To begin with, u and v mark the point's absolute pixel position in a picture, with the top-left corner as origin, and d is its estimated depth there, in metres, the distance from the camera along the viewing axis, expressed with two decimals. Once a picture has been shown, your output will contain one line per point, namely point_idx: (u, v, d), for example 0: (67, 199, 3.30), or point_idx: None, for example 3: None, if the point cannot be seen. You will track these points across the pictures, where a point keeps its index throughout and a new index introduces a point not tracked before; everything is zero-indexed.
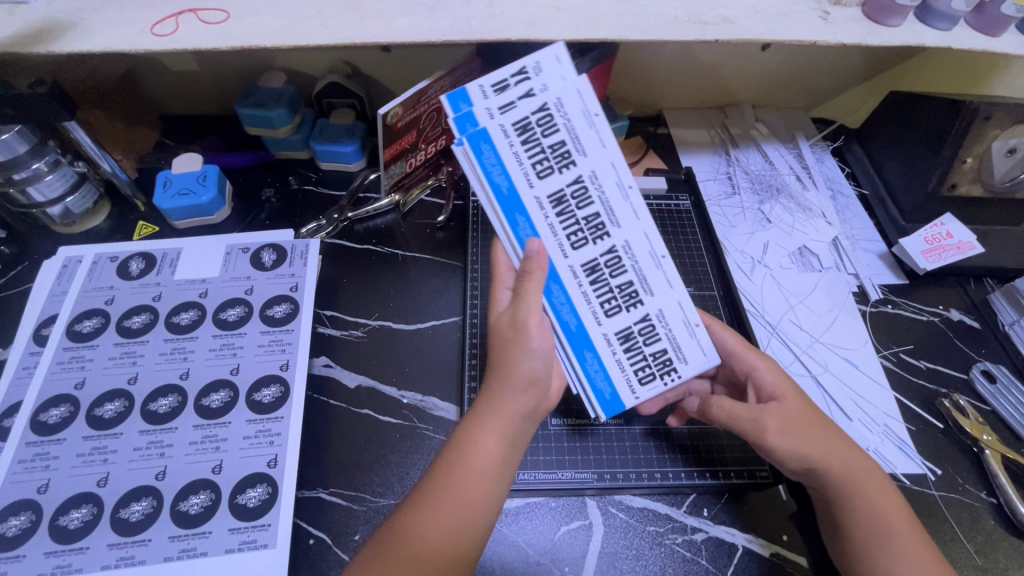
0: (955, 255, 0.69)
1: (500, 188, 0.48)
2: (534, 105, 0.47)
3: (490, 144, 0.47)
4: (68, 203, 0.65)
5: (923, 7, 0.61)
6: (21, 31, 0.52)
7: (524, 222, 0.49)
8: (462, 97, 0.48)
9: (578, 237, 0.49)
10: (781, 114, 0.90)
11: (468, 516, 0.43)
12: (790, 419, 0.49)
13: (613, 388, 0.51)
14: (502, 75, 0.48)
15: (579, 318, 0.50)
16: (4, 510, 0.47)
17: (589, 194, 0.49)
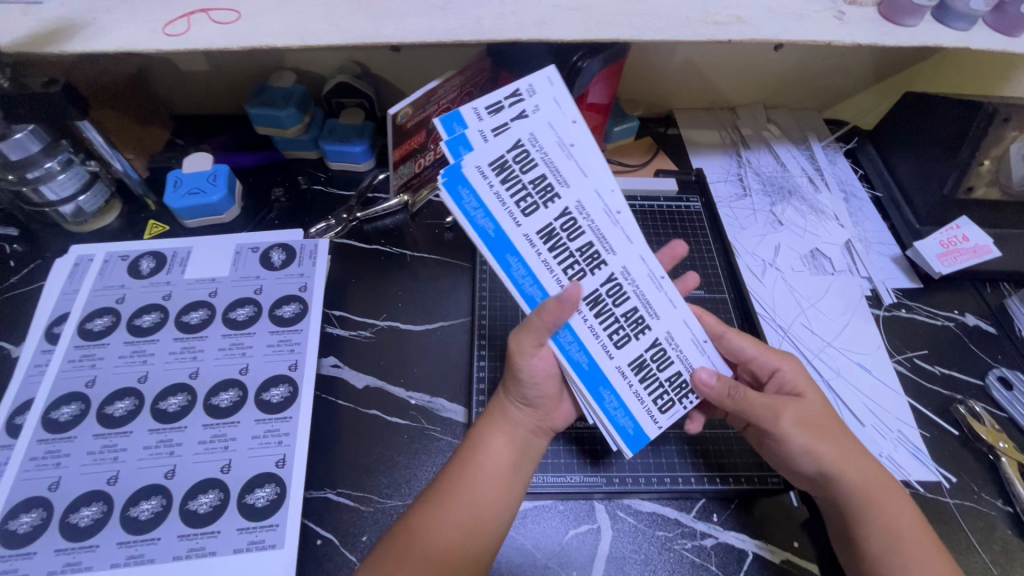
0: (971, 259, 0.67)
1: (487, 232, 0.44)
2: (508, 142, 0.44)
3: (471, 186, 0.44)
4: (80, 202, 0.65)
5: (941, 6, 0.60)
6: (35, 31, 0.52)
7: (518, 263, 0.45)
8: (454, 120, 0.45)
9: (576, 271, 0.46)
10: (793, 115, 0.89)
11: (480, 513, 0.43)
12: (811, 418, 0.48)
13: (633, 422, 0.49)
14: (495, 97, 0.45)
15: (589, 354, 0.47)
16: (16, 507, 0.47)
17: (579, 225, 0.46)
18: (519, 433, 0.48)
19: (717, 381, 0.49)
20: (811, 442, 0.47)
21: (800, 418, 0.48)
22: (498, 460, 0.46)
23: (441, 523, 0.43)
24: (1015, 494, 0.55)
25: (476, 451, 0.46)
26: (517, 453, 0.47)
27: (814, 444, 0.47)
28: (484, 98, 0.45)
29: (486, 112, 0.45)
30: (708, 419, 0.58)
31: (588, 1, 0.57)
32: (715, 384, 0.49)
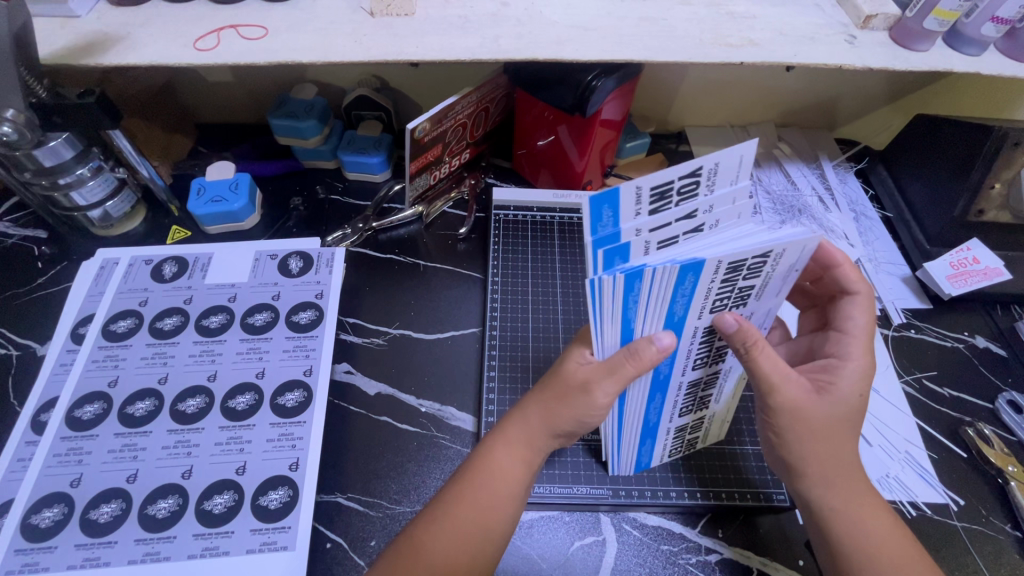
0: (982, 281, 0.68)
1: (673, 315, 0.41)
2: (686, 169, 0.36)
3: (699, 277, 0.37)
4: (108, 207, 0.67)
5: (951, 32, 0.61)
6: (72, 44, 0.55)
7: (683, 308, 0.40)
8: (610, 201, 0.36)
9: (721, 302, 0.41)
10: (804, 134, 0.90)
11: (488, 534, 0.44)
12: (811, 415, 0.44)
13: (658, 419, 0.50)
14: (668, 177, 0.36)
15: (672, 368, 0.45)
16: (39, 502, 0.48)
17: (763, 268, 0.39)
18: (537, 454, 0.47)
19: (736, 332, 0.41)
20: (797, 435, 0.44)
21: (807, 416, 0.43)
22: (509, 481, 0.45)
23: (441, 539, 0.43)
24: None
25: (482, 470, 0.46)
26: (529, 470, 0.46)
27: (800, 436, 0.44)
28: (655, 177, 0.36)
29: (651, 196, 0.37)
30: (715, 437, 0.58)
31: (603, 22, 0.59)
32: (733, 332, 0.41)
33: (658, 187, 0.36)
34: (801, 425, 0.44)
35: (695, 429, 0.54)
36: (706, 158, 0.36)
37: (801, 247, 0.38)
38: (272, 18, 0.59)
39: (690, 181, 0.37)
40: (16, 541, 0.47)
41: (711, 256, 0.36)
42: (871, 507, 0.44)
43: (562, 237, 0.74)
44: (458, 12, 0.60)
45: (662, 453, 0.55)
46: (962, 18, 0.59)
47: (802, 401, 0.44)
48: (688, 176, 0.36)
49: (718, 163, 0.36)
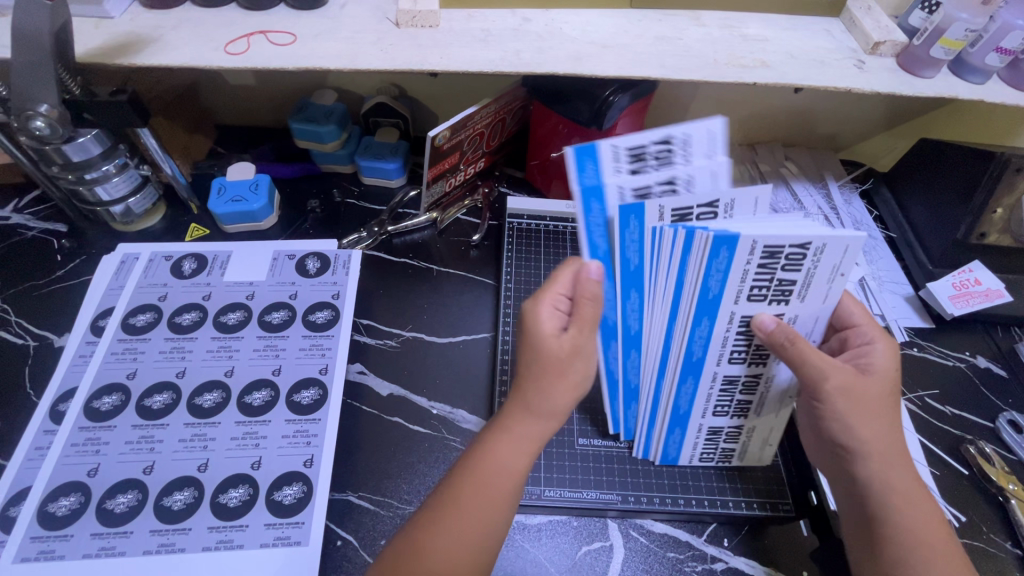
0: (983, 302, 0.70)
1: (709, 292, 0.45)
2: (658, 134, 0.42)
3: (733, 253, 0.42)
4: (130, 204, 0.68)
5: (957, 61, 0.63)
6: (106, 43, 0.56)
7: (717, 284, 0.45)
8: (590, 154, 0.42)
9: (760, 292, 0.46)
10: (811, 154, 0.92)
11: (485, 525, 0.43)
12: (858, 391, 0.46)
13: (689, 409, 0.53)
14: (643, 139, 0.42)
15: (705, 352, 0.49)
16: (56, 491, 0.49)
17: (801, 262, 0.44)
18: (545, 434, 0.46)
19: (774, 330, 0.46)
20: (850, 414, 0.46)
21: (847, 390, 0.46)
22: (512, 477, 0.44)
23: (438, 531, 0.43)
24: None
25: (491, 467, 0.44)
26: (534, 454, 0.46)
27: (851, 414, 0.46)
28: (629, 138, 0.42)
29: (626, 155, 0.43)
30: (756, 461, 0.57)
31: (621, 40, 0.61)
32: (771, 330, 0.47)
33: (631, 146, 0.42)
34: (851, 401, 0.46)
35: (729, 439, 0.55)
36: (673, 127, 0.42)
37: (845, 244, 0.43)
38: (301, 26, 0.61)
39: (662, 146, 0.43)
40: (32, 528, 0.47)
41: (748, 234, 0.41)
42: (917, 496, 0.45)
43: (574, 247, 0.75)
44: (481, 26, 0.62)
45: (691, 453, 0.56)
46: (967, 48, 0.61)
47: (849, 378, 0.46)
48: (658, 139, 0.42)
49: (685, 131, 0.42)
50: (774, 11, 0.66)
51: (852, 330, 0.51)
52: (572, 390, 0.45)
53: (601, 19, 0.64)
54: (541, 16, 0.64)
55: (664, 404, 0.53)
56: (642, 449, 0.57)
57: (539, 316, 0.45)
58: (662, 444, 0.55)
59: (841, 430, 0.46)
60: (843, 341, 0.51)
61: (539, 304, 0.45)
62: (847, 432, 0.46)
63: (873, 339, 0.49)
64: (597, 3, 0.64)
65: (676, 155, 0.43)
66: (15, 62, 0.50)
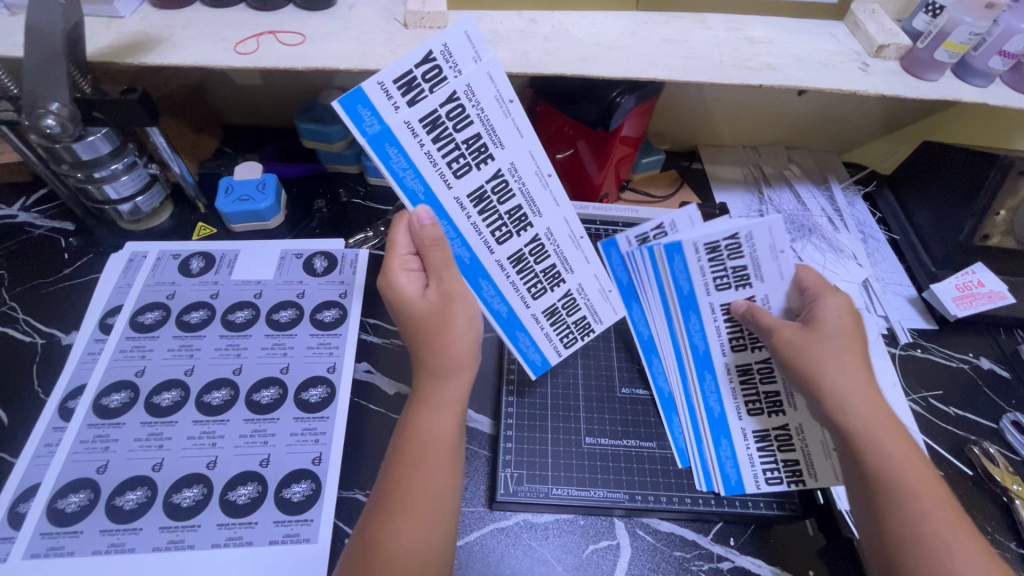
0: (986, 304, 0.70)
1: (682, 290, 0.60)
2: (418, 57, 0.42)
3: (684, 256, 0.58)
4: (138, 202, 0.68)
5: (960, 64, 0.63)
6: (117, 42, 0.57)
7: (687, 282, 0.59)
8: (360, 100, 0.43)
9: (722, 281, 0.59)
10: (814, 156, 0.93)
11: (434, 494, 0.43)
12: (823, 344, 0.52)
13: (723, 411, 0.59)
14: (407, 68, 0.42)
15: (707, 343, 0.61)
16: (65, 487, 0.49)
17: (741, 249, 0.57)
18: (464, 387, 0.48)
19: (744, 311, 0.58)
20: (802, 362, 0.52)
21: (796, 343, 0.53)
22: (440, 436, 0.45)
23: (408, 500, 0.42)
24: None
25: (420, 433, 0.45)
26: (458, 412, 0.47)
27: (821, 365, 0.51)
28: (393, 71, 0.42)
29: (398, 88, 0.43)
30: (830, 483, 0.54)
31: (628, 42, 0.62)
32: (744, 310, 0.58)
33: (400, 78, 0.42)
34: (818, 352, 0.51)
35: (783, 444, 0.57)
36: (429, 42, 0.42)
37: (767, 228, 0.55)
38: (310, 26, 0.61)
39: (432, 74, 0.43)
40: (42, 525, 0.47)
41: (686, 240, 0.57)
42: (896, 438, 0.47)
43: None
44: (488, 27, 0.63)
45: (754, 473, 0.56)
46: (971, 51, 0.62)
47: (806, 334, 0.53)
48: (421, 64, 0.42)
49: (440, 46, 0.42)
50: (779, 14, 0.67)
51: (807, 292, 0.55)
52: (464, 338, 0.48)
53: (607, 21, 0.65)
54: (548, 18, 0.64)
55: (699, 404, 0.60)
56: (704, 480, 0.56)
57: (398, 284, 0.48)
58: (716, 459, 0.57)
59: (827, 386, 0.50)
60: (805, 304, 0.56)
61: (391, 276, 0.48)
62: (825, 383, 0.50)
63: (825, 296, 0.54)
64: (604, 5, 0.65)
65: (451, 83, 0.44)
66: (28, 60, 0.50)
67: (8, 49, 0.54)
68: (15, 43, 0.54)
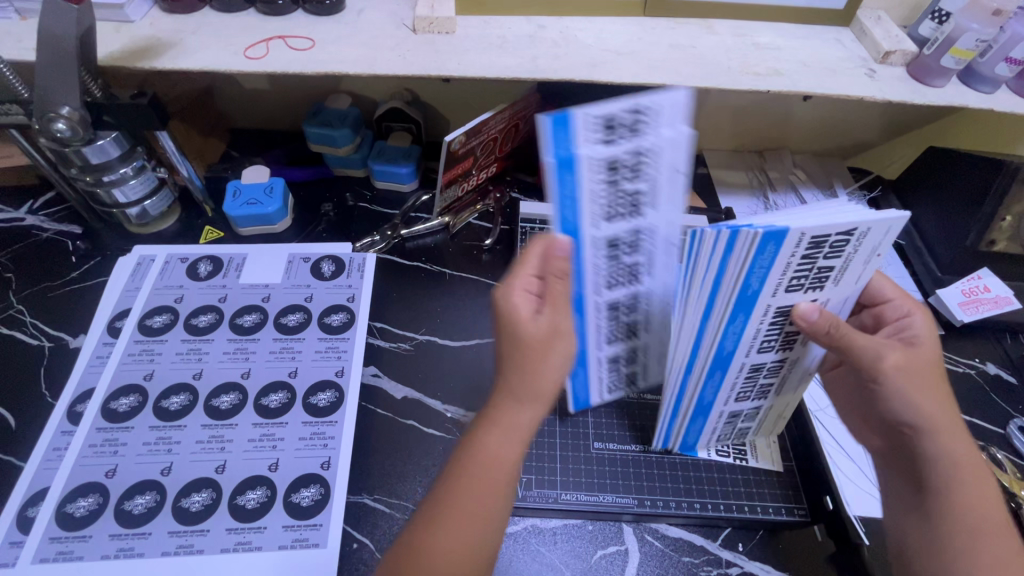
0: (993, 309, 0.70)
1: (747, 289, 0.43)
2: (627, 100, 0.36)
3: (778, 248, 0.40)
4: (146, 205, 0.69)
5: (966, 70, 0.64)
6: (128, 47, 0.57)
7: (758, 282, 0.42)
8: (562, 123, 0.36)
9: (798, 283, 0.43)
10: (819, 161, 0.93)
11: (484, 531, 0.40)
12: (916, 364, 0.45)
13: (713, 399, 0.52)
14: (615, 110, 0.36)
15: (736, 345, 0.47)
16: (73, 491, 0.49)
17: (844, 249, 0.41)
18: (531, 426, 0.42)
19: (819, 319, 0.44)
20: (911, 389, 0.44)
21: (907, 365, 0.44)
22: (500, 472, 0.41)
23: (453, 534, 0.39)
24: None
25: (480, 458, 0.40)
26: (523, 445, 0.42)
27: (915, 393, 0.44)
28: (607, 106, 0.36)
29: (598, 125, 0.36)
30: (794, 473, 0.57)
31: (636, 47, 0.62)
32: (816, 320, 0.44)
33: (609, 118, 0.36)
34: (913, 377, 0.44)
35: (747, 418, 0.56)
36: (642, 95, 0.36)
37: (887, 227, 0.40)
38: (320, 31, 0.61)
39: (634, 116, 0.37)
40: (51, 529, 0.47)
41: (796, 228, 0.38)
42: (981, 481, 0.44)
43: None
44: (497, 33, 0.63)
45: (711, 437, 0.57)
46: (977, 57, 0.62)
47: (904, 354, 0.45)
48: (628, 108, 0.36)
49: (654, 105, 0.37)
50: (785, 20, 0.67)
51: (885, 304, 0.51)
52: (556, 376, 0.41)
53: (614, 27, 0.65)
54: (555, 23, 0.65)
55: (687, 399, 0.52)
56: (662, 439, 0.57)
57: (512, 303, 0.40)
58: (683, 432, 0.56)
59: (905, 410, 0.45)
60: (877, 318, 0.51)
61: (509, 291, 0.40)
62: (914, 412, 0.44)
63: (912, 310, 0.49)
64: (611, 10, 0.65)
65: (643, 137, 0.37)
66: (40, 64, 0.51)
67: (20, 53, 0.54)
68: (26, 47, 0.54)
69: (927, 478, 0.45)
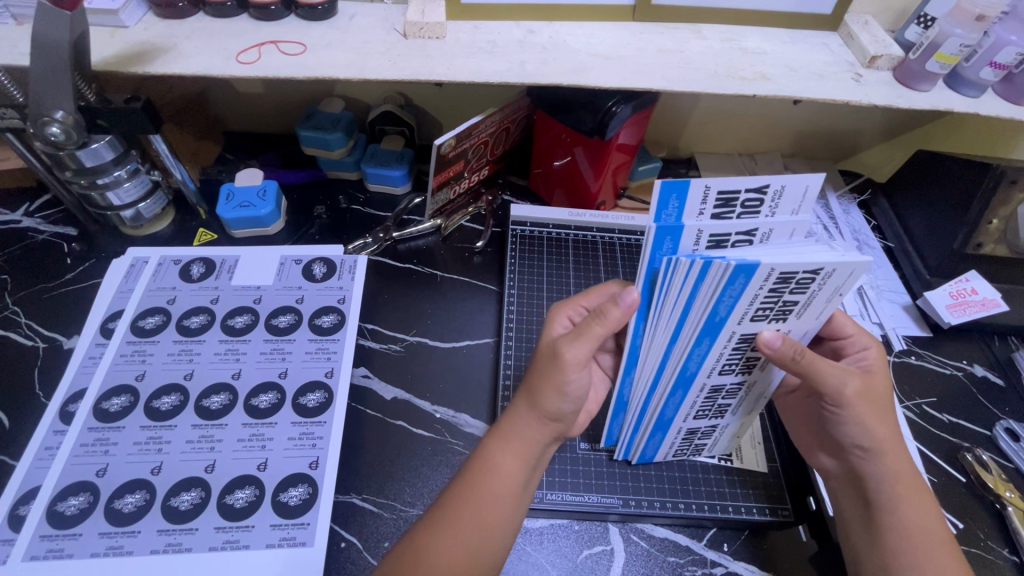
0: (980, 311, 0.71)
1: (715, 316, 0.41)
2: (755, 181, 0.37)
3: (748, 280, 0.38)
4: (140, 208, 0.69)
5: (952, 74, 0.64)
6: (122, 51, 0.58)
7: (726, 309, 0.40)
8: (679, 190, 0.37)
9: (763, 314, 0.42)
10: (810, 164, 0.93)
11: (486, 535, 0.44)
12: (872, 391, 0.47)
13: (673, 415, 0.51)
14: (739, 186, 0.37)
15: (699, 367, 0.46)
16: (64, 490, 0.50)
17: (810, 286, 0.39)
18: (534, 446, 0.47)
19: (782, 347, 0.42)
20: (866, 414, 0.46)
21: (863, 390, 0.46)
22: (503, 481, 0.46)
23: (447, 540, 0.44)
24: (1021, 543, 0.56)
25: (488, 469, 0.46)
26: (525, 466, 0.47)
27: (867, 416, 0.46)
28: (726, 182, 0.37)
29: (716, 200, 0.38)
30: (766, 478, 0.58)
31: (624, 52, 0.63)
32: (779, 348, 0.43)
33: (725, 192, 0.37)
34: (868, 403, 0.46)
35: (704, 436, 0.55)
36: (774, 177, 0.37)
37: (851, 269, 0.38)
38: (312, 36, 0.62)
39: (756, 193, 0.38)
40: (41, 527, 0.48)
41: (765, 262, 0.36)
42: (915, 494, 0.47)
43: (577, 254, 0.76)
44: (486, 37, 0.64)
45: (667, 451, 0.57)
46: (963, 62, 0.63)
47: (863, 382, 0.46)
48: (755, 190, 0.38)
49: (783, 185, 0.38)
50: (773, 25, 0.68)
51: (845, 340, 0.51)
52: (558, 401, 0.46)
53: (603, 31, 0.66)
54: (545, 28, 0.65)
55: (649, 412, 0.51)
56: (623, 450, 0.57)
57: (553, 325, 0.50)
58: (641, 446, 0.55)
59: (857, 433, 0.47)
60: (836, 351, 0.52)
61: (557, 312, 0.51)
62: (865, 434, 0.47)
63: (868, 345, 0.50)
64: (600, 16, 0.66)
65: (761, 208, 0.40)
66: (33, 69, 0.51)
67: (15, 58, 0.55)
68: (21, 52, 0.55)
69: (874, 495, 0.47)
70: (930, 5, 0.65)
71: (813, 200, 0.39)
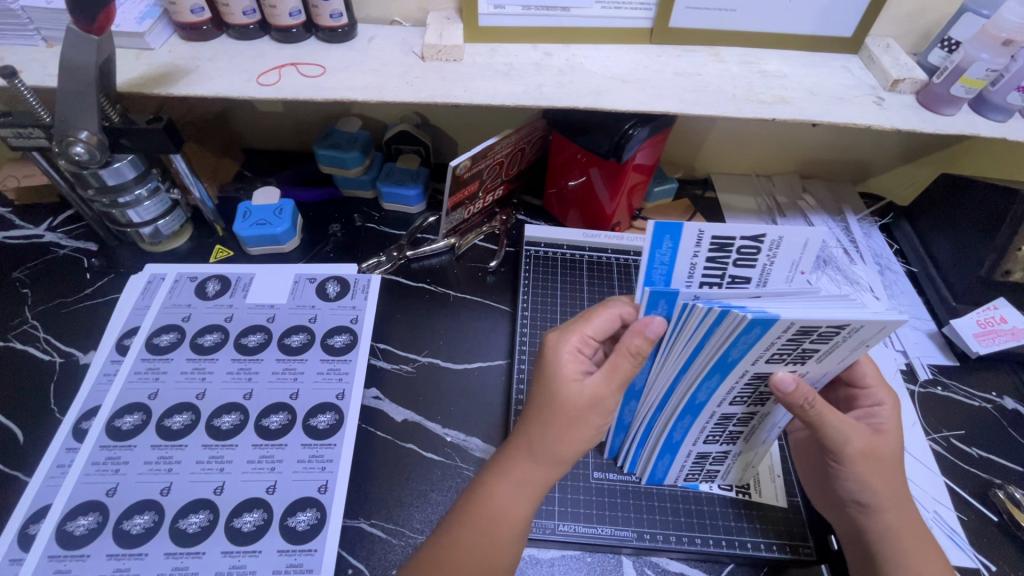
0: (1009, 341, 0.68)
1: (727, 357, 0.39)
2: (751, 231, 0.38)
3: (766, 330, 0.36)
4: (159, 225, 0.70)
5: (978, 98, 0.63)
6: (146, 73, 0.59)
7: (739, 352, 0.39)
8: (673, 232, 0.38)
9: (780, 356, 0.40)
10: (828, 186, 0.92)
11: (485, 561, 0.43)
12: (877, 451, 0.45)
13: (682, 439, 0.50)
14: (734, 232, 0.38)
15: (709, 396, 0.45)
16: (74, 510, 0.50)
17: (834, 338, 0.38)
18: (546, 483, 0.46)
19: (794, 391, 0.41)
20: (866, 473, 0.45)
21: (866, 448, 0.45)
22: (515, 522, 0.45)
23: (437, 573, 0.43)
24: None
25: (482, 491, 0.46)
26: (537, 502, 0.46)
27: (869, 477, 0.45)
28: (720, 228, 0.38)
29: (711, 245, 0.39)
30: (785, 513, 0.56)
31: (642, 75, 0.63)
32: (791, 391, 0.41)
33: (720, 236, 0.39)
34: (869, 462, 0.45)
35: (716, 462, 0.54)
36: (771, 228, 0.38)
37: (882, 326, 0.37)
38: (331, 59, 0.63)
39: (753, 243, 0.39)
40: (50, 546, 0.48)
41: (786, 317, 0.35)
42: (922, 554, 0.45)
43: (590, 276, 0.75)
44: (503, 60, 0.64)
45: (678, 473, 0.56)
46: (988, 86, 0.61)
47: (868, 442, 0.45)
48: (753, 238, 0.39)
49: (781, 236, 0.39)
50: (793, 47, 0.67)
51: (862, 390, 0.49)
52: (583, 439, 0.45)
53: (621, 54, 0.66)
54: (562, 51, 0.65)
55: (657, 431, 0.51)
56: (629, 463, 0.57)
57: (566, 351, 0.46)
58: (650, 465, 0.55)
59: (856, 487, 0.46)
60: (852, 398, 0.50)
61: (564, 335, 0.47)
62: (863, 490, 0.45)
63: (883, 401, 0.48)
64: (617, 39, 0.66)
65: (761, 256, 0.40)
66: (60, 91, 0.52)
67: (44, 79, 0.56)
68: (50, 74, 0.57)
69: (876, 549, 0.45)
70: (955, 28, 0.63)
71: (813, 253, 0.40)
